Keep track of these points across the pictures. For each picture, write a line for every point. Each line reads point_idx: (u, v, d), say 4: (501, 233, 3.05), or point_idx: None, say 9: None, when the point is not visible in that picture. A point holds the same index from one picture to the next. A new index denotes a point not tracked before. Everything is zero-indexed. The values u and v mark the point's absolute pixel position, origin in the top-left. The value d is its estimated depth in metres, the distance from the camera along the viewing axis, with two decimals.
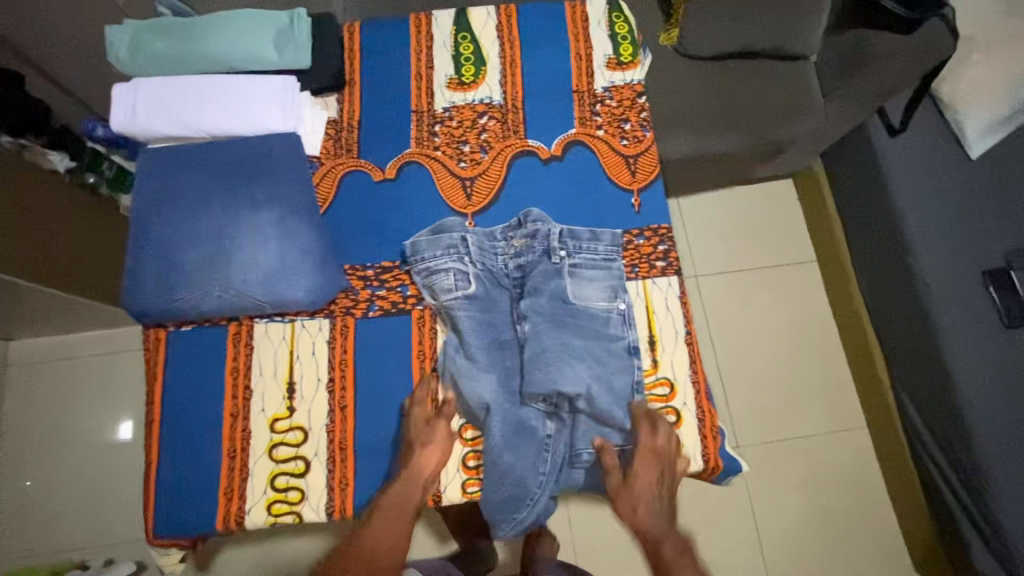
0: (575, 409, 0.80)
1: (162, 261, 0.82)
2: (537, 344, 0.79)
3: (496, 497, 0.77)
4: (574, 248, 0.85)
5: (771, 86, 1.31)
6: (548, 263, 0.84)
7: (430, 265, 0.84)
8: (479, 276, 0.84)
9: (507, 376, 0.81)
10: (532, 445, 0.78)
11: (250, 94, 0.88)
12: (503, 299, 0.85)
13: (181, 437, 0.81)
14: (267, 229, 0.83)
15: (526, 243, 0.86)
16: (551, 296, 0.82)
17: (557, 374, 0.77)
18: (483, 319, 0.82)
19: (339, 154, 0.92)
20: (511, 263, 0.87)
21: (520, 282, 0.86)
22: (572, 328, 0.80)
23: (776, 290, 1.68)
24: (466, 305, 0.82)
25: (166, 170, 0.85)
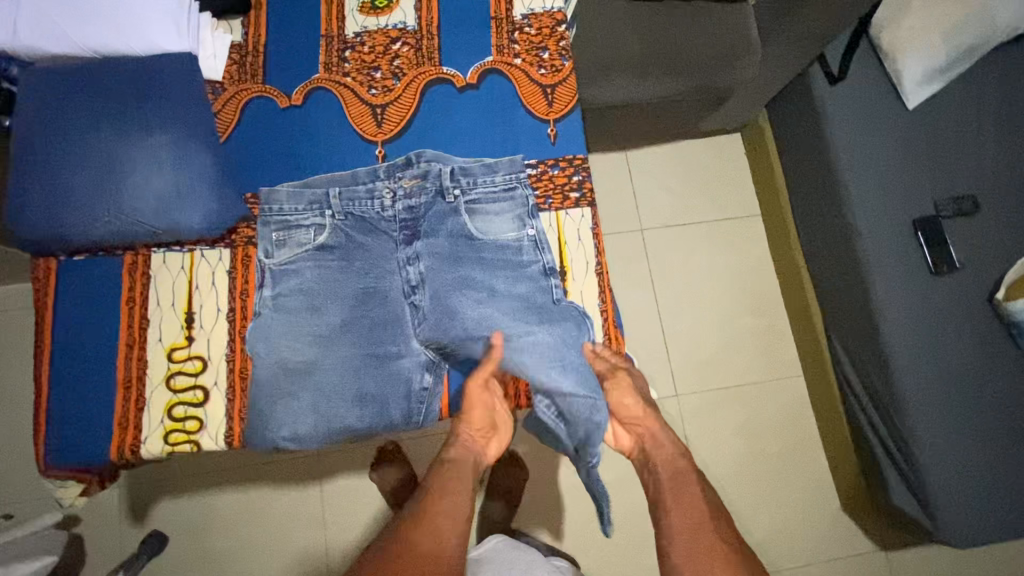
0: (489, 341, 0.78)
1: (45, 185, 0.78)
2: (434, 286, 0.79)
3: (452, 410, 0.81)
4: (469, 185, 0.82)
5: (707, 28, 1.29)
6: (442, 204, 0.82)
7: (288, 219, 0.82)
8: (338, 227, 0.82)
9: (383, 321, 0.80)
10: (402, 389, 0.79)
11: (142, 11, 0.83)
12: (383, 243, 0.83)
13: (72, 368, 0.78)
14: (160, 152, 0.79)
15: (417, 182, 0.83)
16: (445, 236, 0.81)
17: (452, 317, 0.77)
18: (359, 260, 0.82)
19: (243, 79, 0.88)
20: (398, 206, 0.83)
21: (410, 225, 0.82)
22: (472, 263, 0.79)
23: (721, 244, 1.69)
24: (328, 254, 0.81)
25: (48, 90, 0.81)
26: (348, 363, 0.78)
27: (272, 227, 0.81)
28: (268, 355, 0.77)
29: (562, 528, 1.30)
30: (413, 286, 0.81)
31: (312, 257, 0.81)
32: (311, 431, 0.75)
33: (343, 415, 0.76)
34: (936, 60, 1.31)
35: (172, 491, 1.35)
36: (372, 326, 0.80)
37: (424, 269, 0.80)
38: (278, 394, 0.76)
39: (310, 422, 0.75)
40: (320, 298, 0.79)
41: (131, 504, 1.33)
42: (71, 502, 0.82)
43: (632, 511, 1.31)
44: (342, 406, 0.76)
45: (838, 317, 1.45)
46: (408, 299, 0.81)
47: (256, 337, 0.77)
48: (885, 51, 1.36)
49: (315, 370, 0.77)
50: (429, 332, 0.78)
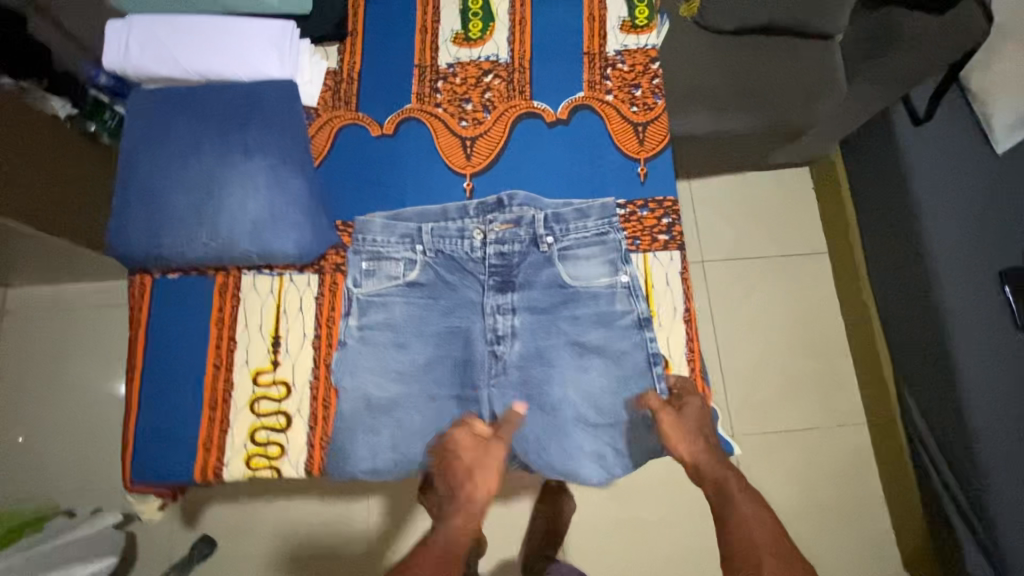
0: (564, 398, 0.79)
1: (149, 204, 0.80)
2: (525, 345, 0.79)
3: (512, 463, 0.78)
4: (561, 233, 0.82)
5: (787, 67, 1.26)
6: (537, 252, 0.82)
7: (379, 250, 0.82)
8: (427, 263, 0.82)
9: (466, 363, 0.79)
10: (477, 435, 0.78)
11: (247, 39, 0.84)
12: (468, 281, 0.82)
13: (161, 385, 0.79)
14: (258, 178, 0.81)
15: (511, 227, 0.83)
16: (539, 288, 0.81)
17: (539, 385, 0.78)
18: (445, 298, 0.81)
19: (337, 107, 0.89)
20: (489, 247, 0.83)
21: (500, 269, 0.82)
22: (566, 321, 0.80)
23: (784, 282, 1.64)
24: (416, 291, 0.81)
25: (156, 112, 0.83)
26: (432, 405, 0.78)
27: (363, 257, 0.82)
28: (353, 387, 0.77)
29: None
30: (499, 334, 0.79)
31: (400, 292, 0.81)
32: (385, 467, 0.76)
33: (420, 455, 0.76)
34: None
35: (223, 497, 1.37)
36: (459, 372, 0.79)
37: (519, 321, 0.80)
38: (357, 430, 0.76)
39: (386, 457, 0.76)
40: (409, 335, 0.80)
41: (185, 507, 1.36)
42: (150, 516, 0.84)
43: None
44: (421, 446, 0.76)
45: (909, 365, 1.38)
46: (491, 346, 0.79)
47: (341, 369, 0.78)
48: (975, 94, 1.31)
49: (398, 410, 0.77)
50: (513, 396, 0.78)
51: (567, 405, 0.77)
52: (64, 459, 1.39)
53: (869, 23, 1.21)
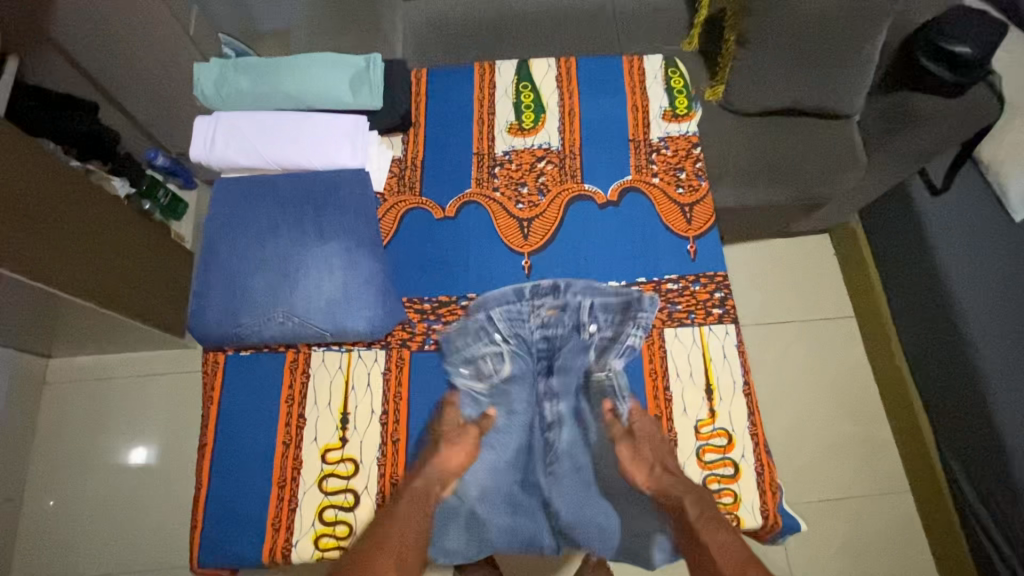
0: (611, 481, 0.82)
1: (229, 285, 0.84)
2: (573, 431, 0.84)
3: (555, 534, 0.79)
4: (604, 324, 0.87)
5: (809, 144, 1.34)
6: (580, 339, 0.88)
7: (468, 352, 0.86)
8: (512, 353, 0.88)
9: (523, 449, 0.83)
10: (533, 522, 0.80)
11: (323, 132, 0.91)
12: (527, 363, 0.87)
13: (232, 462, 0.80)
14: (332, 259, 0.85)
15: (556, 313, 0.88)
16: (576, 375, 0.87)
17: (595, 472, 0.82)
18: (513, 383, 0.87)
19: (402, 191, 0.95)
20: (538, 333, 0.88)
21: (546, 355, 0.88)
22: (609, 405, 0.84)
23: (815, 346, 1.65)
24: (505, 384, 0.86)
25: (236, 198, 0.88)
26: (501, 493, 0.82)
27: (461, 364, 0.85)
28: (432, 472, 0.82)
29: None
30: (550, 420, 0.84)
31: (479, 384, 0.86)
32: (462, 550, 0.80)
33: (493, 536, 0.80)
34: None
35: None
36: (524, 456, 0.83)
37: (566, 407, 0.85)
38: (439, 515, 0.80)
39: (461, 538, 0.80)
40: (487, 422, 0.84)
41: None
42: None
43: None
44: (496, 529, 0.80)
45: (950, 431, 1.38)
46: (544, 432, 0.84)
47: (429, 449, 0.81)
48: (987, 164, 1.38)
49: (478, 500, 0.81)
50: (567, 484, 0.81)
51: (615, 493, 0.81)
52: (104, 532, 1.39)
53: (884, 108, 1.29)
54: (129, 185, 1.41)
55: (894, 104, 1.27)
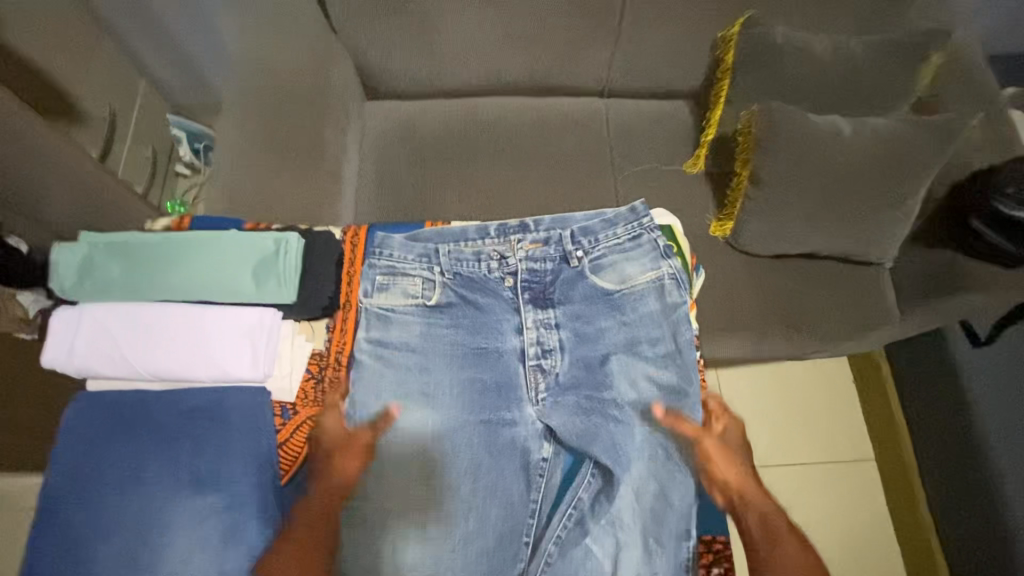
0: (604, 405, 0.74)
1: (71, 554, 0.64)
2: (574, 351, 0.77)
3: (510, 476, 0.73)
4: (591, 245, 0.82)
5: (835, 295, 1.13)
6: (569, 269, 0.81)
7: (395, 265, 0.80)
8: (446, 284, 0.80)
9: (496, 384, 0.76)
10: (516, 469, 0.73)
11: (214, 333, 0.71)
12: (499, 308, 0.79)
13: None
14: (210, 519, 0.65)
15: (539, 246, 0.82)
16: (510, 335, 0.78)
17: (591, 387, 0.76)
18: (419, 329, 0.78)
19: (317, 402, 0.75)
20: (520, 265, 0.81)
21: (524, 287, 0.80)
22: (612, 323, 0.79)
23: (828, 494, 1.46)
24: (433, 313, 0.78)
25: (93, 425, 0.69)
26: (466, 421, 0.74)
27: (378, 271, 0.79)
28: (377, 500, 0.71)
29: None
30: (544, 348, 0.77)
31: (420, 318, 0.78)
32: None
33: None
34: None
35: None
36: (492, 423, 0.74)
37: (564, 337, 0.78)
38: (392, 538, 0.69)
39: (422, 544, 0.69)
40: (396, 363, 0.76)
41: None
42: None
43: None
44: (473, 465, 0.72)
45: None
46: (535, 360, 0.77)
47: (361, 391, 0.74)
48: None
49: (416, 439, 0.73)
50: (567, 405, 0.75)
51: (638, 411, 0.74)
52: None
53: (924, 262, 1.07)
54: None
55: (935, 261, 1.05)
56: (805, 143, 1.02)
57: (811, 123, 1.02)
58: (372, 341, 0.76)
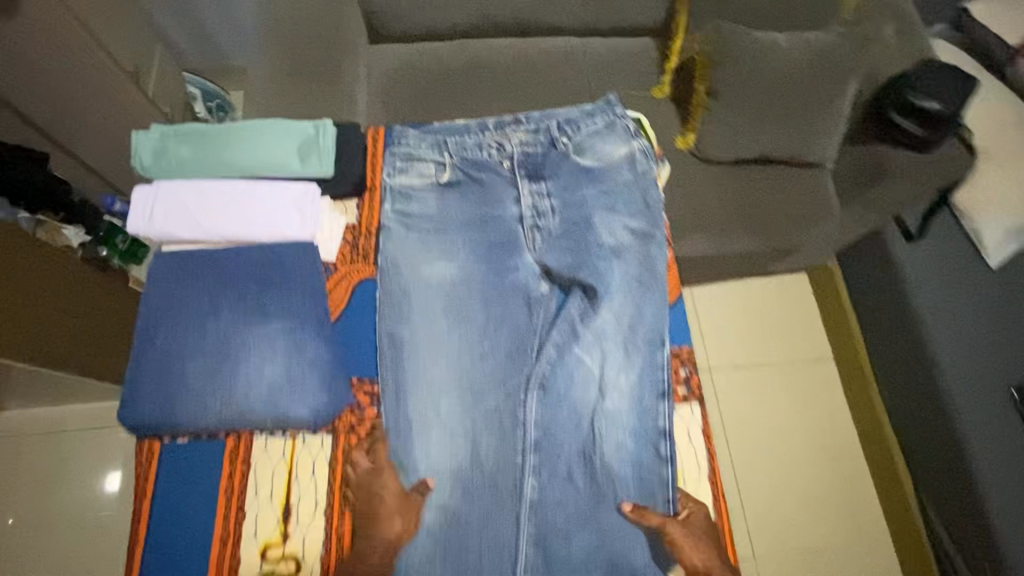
0: (589, 247, 0.91)
1: (163, 370, 0.79)
2: (562, 210, 0.94)
3: (515, 308, 0.90)
4: (574, 132, 0.99)
5: (786, 193, 1.31)
6: (556, 151, 0.98)
7: (411, 152, 0.96)
8: (455, 165, 0.96)
9: (500, 242, 0.93)
10: (520, 303, 0.90)
11: (269, 200, 0.87)
12: (499, 182, 0.96)
13: (168, 566, 0.75)
14: (275, 340, 0.81)
15: (531, 135, 0.99)
16: (510, 204, 0.95)
17: (577, 236, 0.92)
18: (434, 200, 0.94)
19: (355, 260, 0.91)
20: (515, 149, 0.97)
21: (519, 165, 0.96)
22: (593, 189, 0.95)
23: (793, 389, 1.63)
24: (444, 187, 0.94)
25: (173, 276, 0.84)
26: (478, 270, 0.91)
27: (398, 156, 0.95)
28: (408, 329, 0.87)
29: None
30: (538, 211, 0.93)
31: (435, 191, 0.94)
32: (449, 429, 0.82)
33: (465, 537, 0.77)
34: (1015, 221, 1.36)
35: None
36: (498, 270, 0.91)
37: (555, 200, 0.94)
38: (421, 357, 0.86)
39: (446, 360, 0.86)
40: (419, 226, 0.92)
41: None
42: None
43: None
44: (484, 302, 0.90)
45: (928, 479, 1.40)
46: (531, 220, 0.93)
47: (391, 245, 0.90)
48: (963, 212, 1.41)
49: (438, 282, 0.89)
50: (558, 249, 0.91)
51: (616, 253, 0.90)
52: None
53: (856, 157, 1.27)
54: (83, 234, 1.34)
55: (866, 155, 1.25)
56: (748, 57, 1.21)
57: (754, 41, 1.21)
58: (396, 209, 0.92)
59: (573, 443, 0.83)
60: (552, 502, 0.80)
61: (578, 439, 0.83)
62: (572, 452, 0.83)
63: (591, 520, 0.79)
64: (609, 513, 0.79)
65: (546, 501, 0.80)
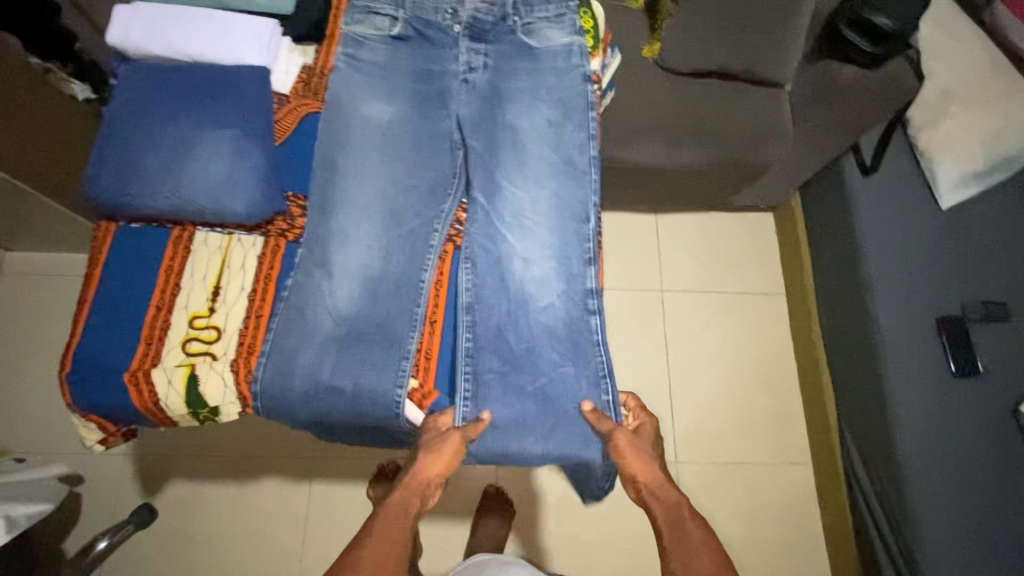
0: (504, 114, 0.98)
1: (122, 157, 0.90)
2: (491, 76, 1.00)
3: (435, 155, 0.97)
4: (526, 14, 1.02)
5: (742, 108, 1.35)
6: (505, 24, 1.02)
7: (369, 6, 1.03)
8: (407, 22, 1.03)
9: (435, 94, 1.00)
10: (442, 150, 0.97)
11: (233, 28, 0.97)
12: (446, 43, 1.02)
13: (109, 323, 0.86)
14: (222, 145, 0.91)
15: (485, 6, 1.03)
16: (450, 63, 1.02)
17: (501, 104, 0.99)
18: (382, 52, 1.02)
19: (306, 96, 1.01)
20: (467, 15, 1.03)
21: (466, 30, 1.02)
22: (527, 67, 1.01)
23: (739, 319, 1.69)
24: (395, 41, 1.02)
25: (141, 83, 0.94)
26: (412, 117, 0.99)
27: (357, 9, 1.03)
28: (343, 155, 0.96)
29: (544, 563, 1.32)
30: (471, 67, 1.01)
31: (386, 44, 1.02)
32: (361, 243, 0.92)
33: (364, 326, 0.87)
34: (970, 166, 1.39)
35: (185, 474, 1.44)
36: (425, 119, 0.99)
37: (490, 66, 1.01)
38: (347, 180, 0.95)
39: (371, 187, 0.95)
40: (364, 72, 1.00)
41: (144, 472, 1.44)
42: (90, 445, 0.89)
43: (626, 560, 1.33)
44: (409, 144, 0.98)
45: (850, 404, 1.45)
46: (463, 77, 1.00)
47: (338, 84, 0.99)
48: (922, 150, 1.44)
49: (369, 120, 0.98)
50: (475, 105, 0.98)
51: (536, 128, 0.97)
52: (32, 415, 1.47)
53: (812, 76, 1.31)
54: (90, 91, 1.21)
55: (820, 73, 1.29)
56: None
57: None
58: (347, 54, 1.01)
59: (504, 302, 0.89)
60: (490, 354, 0.87)
61: (509, 301, 0.90)
62: (504, 311, 0.89)
63: (525, 363, 0.87)
64: (542, 360, 0.88)
65: (482, 353, 0.87)
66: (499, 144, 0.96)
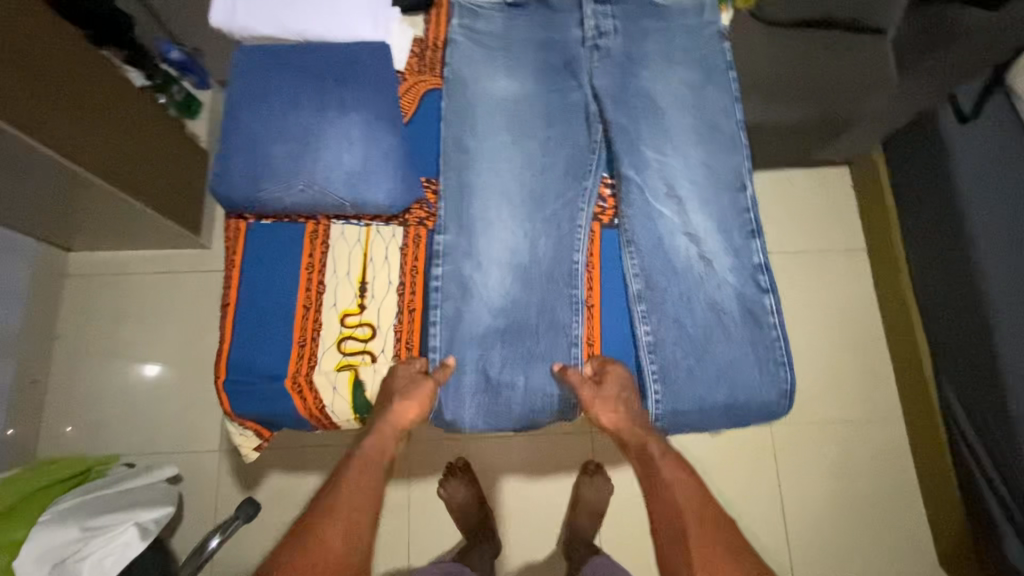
0: (640, 81, 0.92)
1: (250, 151, 0.84)
2: (623, 39, 0.93)
3: (572, 129, 0.91)
4: None
5: (844, 58, 1.23)
6: None
7: None
8: None
9: (562, 64, 0.94)
10: (579, 124, 0.92)
11: (346, 2, 0.89)
12: (566, 6, 0.95)
13: (257, 325, 0.83)
14: (353, 131, 0.85)
15: None
16: (574, 27, 0.95)
17: (637, 69, 0.92)
18: (499, 20, 0.95)
19: (422, 72, 0.94)
20: None
21: None
22: (655, 27, 0.94)
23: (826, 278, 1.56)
24: (511, 8, 0.95)
25: (256, 69, 0.87)
26: (541, 91, 0.93)
27: None
28: (474, 136, 0.90)
29: None
30: (600, 32, 0.93)
31: (501, 12, 0.95)
32: (506, 229, 0.87)
33: (527, 316, 0.84)
34: None
35: (282, 466, 1.39)
36: (555, 91, 0.93)
37: (619, 28, 0.93)
38: (484, 163, 0.89)
39: (510, 169, 0.90)
40: (480, 44, 0.93)
41: (239, 470, 1.39)
42: (245, 453, 0.87)
43: None
44: (542, 119, 0.92)
45: None
46: (593, 42, 0.93)
47: (457, 58, 0.93)
48: None
49: (496, 95, 0.92)
50: (611, 72, 0.92)
51: (676, 93, 0.91)
52: (115, 419, 1.42)
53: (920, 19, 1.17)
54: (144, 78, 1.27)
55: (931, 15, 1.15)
56: None
57: None
58: (463, 25, 0.94)
59: (673, 283, 0.85)
60: (668, 342, 0.83)
61: (678, 282, 0.86)
62: (675, 294, 0.85)
63: (704, 348, 0.84)
64: (722, 344, 0.83)
65: (661, 342, 0.84)
66: (643, 114, 0.90)
